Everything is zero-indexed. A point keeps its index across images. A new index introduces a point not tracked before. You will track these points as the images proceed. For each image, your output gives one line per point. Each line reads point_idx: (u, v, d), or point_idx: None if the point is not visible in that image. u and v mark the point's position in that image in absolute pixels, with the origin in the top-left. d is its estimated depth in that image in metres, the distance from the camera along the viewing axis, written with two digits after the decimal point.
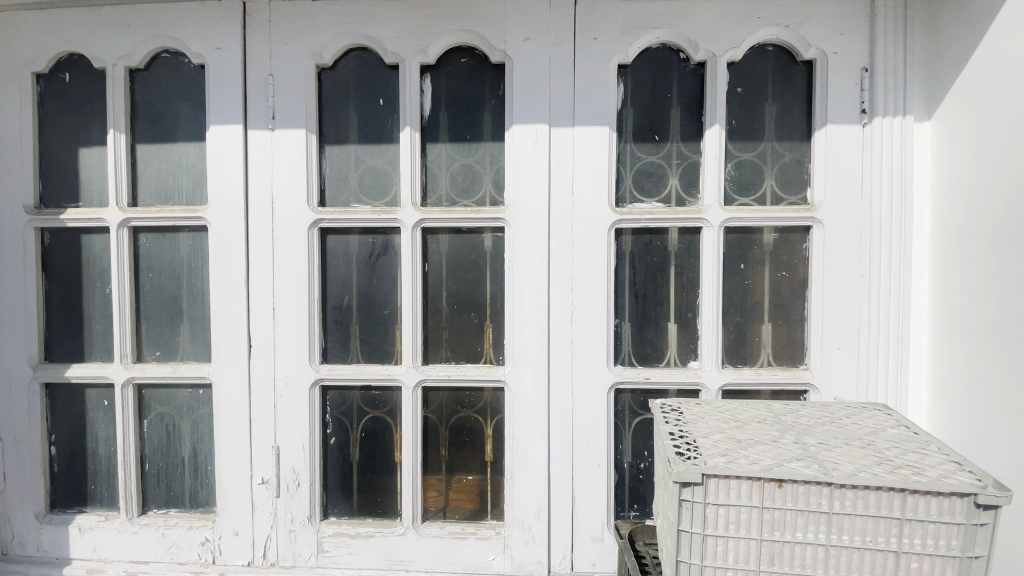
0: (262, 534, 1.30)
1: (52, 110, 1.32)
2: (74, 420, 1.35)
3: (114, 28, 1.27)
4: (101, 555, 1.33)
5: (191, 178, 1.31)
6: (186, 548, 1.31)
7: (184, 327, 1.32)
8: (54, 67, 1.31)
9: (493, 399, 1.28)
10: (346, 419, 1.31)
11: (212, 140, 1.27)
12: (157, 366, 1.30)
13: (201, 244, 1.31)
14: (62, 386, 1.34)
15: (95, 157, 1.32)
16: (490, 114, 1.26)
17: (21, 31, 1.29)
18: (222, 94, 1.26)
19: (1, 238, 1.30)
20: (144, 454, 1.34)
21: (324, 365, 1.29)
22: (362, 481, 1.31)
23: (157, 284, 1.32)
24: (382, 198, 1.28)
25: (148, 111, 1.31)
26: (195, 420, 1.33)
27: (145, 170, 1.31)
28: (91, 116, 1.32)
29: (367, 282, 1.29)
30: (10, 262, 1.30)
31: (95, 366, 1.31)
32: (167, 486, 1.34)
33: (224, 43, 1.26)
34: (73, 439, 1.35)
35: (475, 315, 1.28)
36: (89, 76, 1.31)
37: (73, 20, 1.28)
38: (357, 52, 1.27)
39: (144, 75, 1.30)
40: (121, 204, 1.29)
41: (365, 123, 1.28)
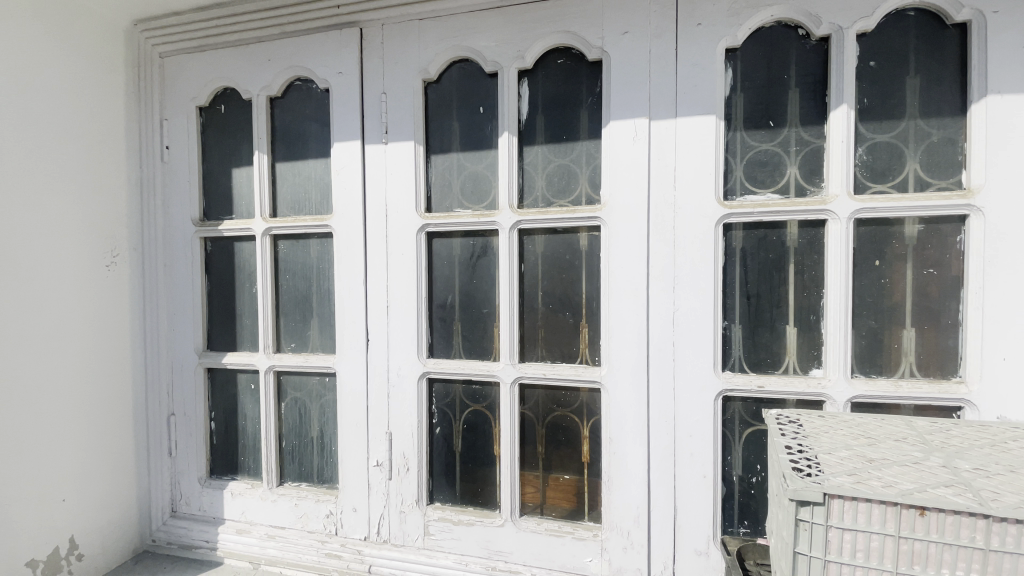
0: (377, 512, 1.42)
1: (212, 138, 1.57)
2: (229, 400, 1.58)
3: (258, 63, 1.47)
4: (247, 518, 1.54)
5: (319, 190, 1.47)
6: (315, 518, 1.48)
7: (314, 322, 1.49)
8: (212, 100, 1.55)
9: (590, 400, 1.27)
10: (449, 411, 1.38)
11: (335, 156, 1.41)
12: (293, 356, 1.48)
13: (327, 249, 1.46)
14: (219, 370, 1.58)
15: (244, 176, 1.54)
16: (586, 113, 1.26)
17: (189, 72, 1.55)
18: (343, 113, 1.40)
19: (177, 246, 1.57)
20: (282, 432, 1.53)
21: (431, 359, 1.37)
22: (464, 471, 1.38)
23: (292, 284, 1.50)
24: (481, 202, 1.33)
25: (284, 133, 1.49)
26: (322, 404, 1.49)
27: (282, 185, 1.50)
28: (241, 141, 1.54)
29: (469, 282, 1.35)
30: (182, 266, 1.57)
31: (245, 354, 1.53)
32: (300, 462, 1.52)
33: (344, 68, 1.40)
34: (228, 416, 1.59)
35: (570, 315, 1.28)
36: (240, 106, 1.53)
37: (227, 59, 1.50)
38: (459, 63, 1.34)
39: (281, 101, 1.49)
40: (264, 215, 1.48)
41: (467, 131, 1.34)
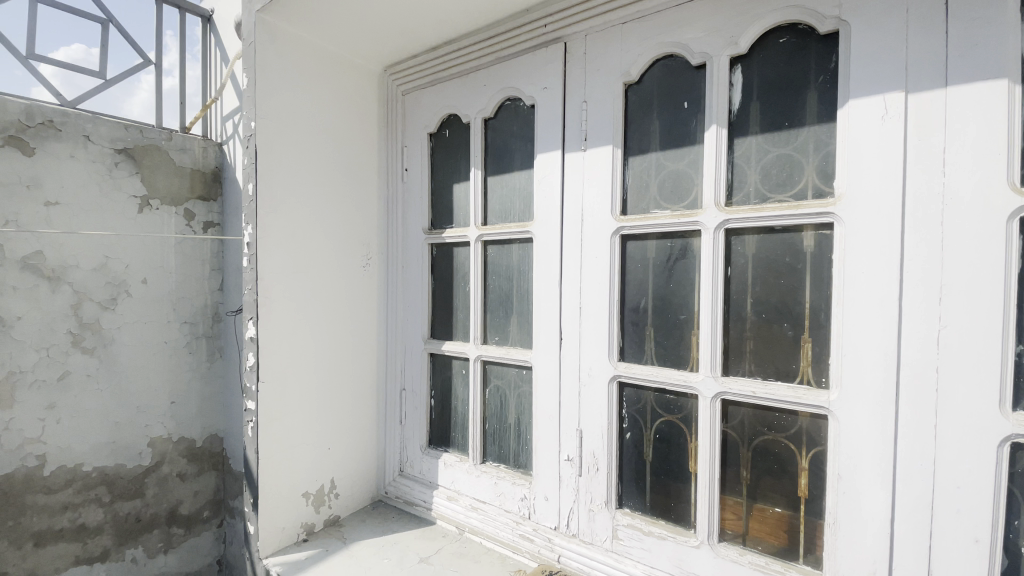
0: (567, 506, 1.47)
1: (438, 157, 1.83)
2: (445, 383, 1.82)
3: (477, 88, 1.67)
4: (456, 487, 1.75)
5: (522, 199, 1.59)
6: (511, 499, 1.60)
7: (514, 319, 1.62)
8: (439, 127, 1.82)
9: (811, 427, 1.11)
10: (640, 418, 1.36)
11: (539, 165, 1.51)
12: (496, 348, 1.64)
13: (528, 252, 1.58)
14: (439, 356, 1.83)
15: (461, 188, 1.76)
16: (815, 94, 1.10)
17: (424, 103, 1.84)
18: (547, 125, 1.50)
19: (412, 249, 1.88)
20: (485, 416, 1.70)
21: (622, 363, 1.37)
22: (655, 481, 1.34)
23: (497, 284, 1.66)
24: (682, 202, 1.28)
25: (495, 149, 1.66)
26: (519, 395, 1.61)
27: (492, 195, 1.67)
28: (460, 159, 1.76)
29: (665, 286, 1.31)
30: (415, 266, 1.87)
31: (459, 344, 1.74)
32: (500, 445, 1.66)
33: (549, 82, 1.49)
34: (443, 397, 1.83)
35: (788, 326, 1.13)
36: (460, 128, 1.76)
37: (452, 88, 1.74)
38: (663, 61, 1.31)
39: (493, 120, 1.67)
40: (478, 223, 1.67)
41: (669, 130, 1.30)
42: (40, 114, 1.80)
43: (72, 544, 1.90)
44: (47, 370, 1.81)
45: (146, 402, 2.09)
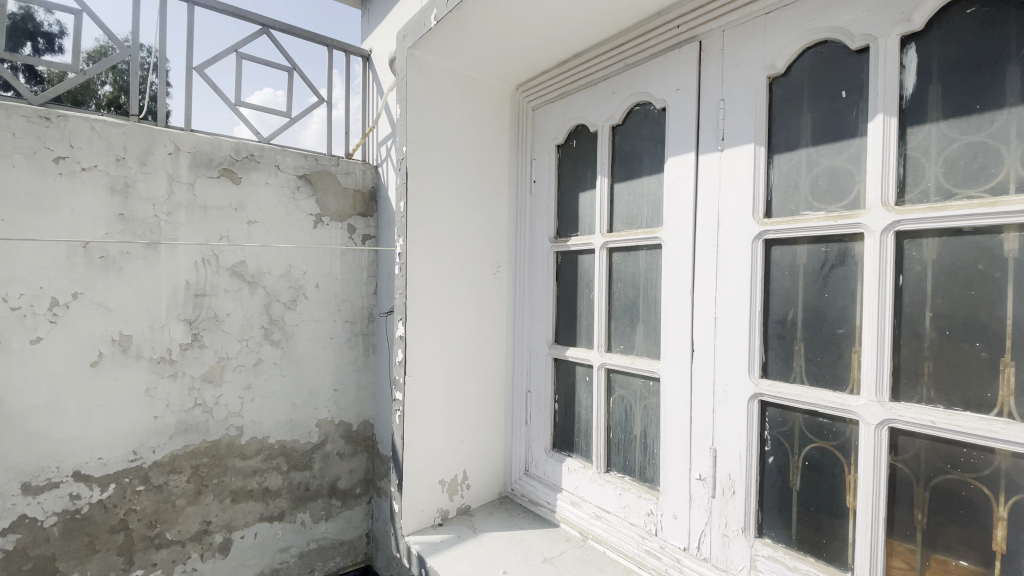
0: (698, 527, 1.39)
1: (565, 167, 1.87)
2: (569, 388, 1.84)
3: (605, 96, 1.68)
4: (579, 493, 1.76)
5: (651, 205, 1.55)
6: (636, 513, 1.56)
7: (641, 328, 1.58)
8: (566, 137, 1.86)
9: (1014, 470, 0.91)
10: (785, 441, 1.23)
11: (670, 170, 1.47)
12: (622, 357, 1.61)
13: (656, 259, 1.53)
14: (563, 362, 1.86)
15: (587, 196, 1.77)
16: (1020, 67, 0.91)
17: (552, 116, 1.89)
18: (679, 127, 1.45)
19: (538, 257, 1.94)
20: (610, 425, 1.68)
21: (765, 380, 1.26)
22: (803, 512, 1.20)
23: (623, 291, 1.63)
24: (839, 203, 1.14)
25: (623, 155, 1.65)
26: (646, 406, 1.57)
27: (619, 202, 1.66)
28: (586, 167, 1.78)
29: (816, 296, 1.18)
30: (542, 273, 1.92)
31: (583, 350, 1.75)
32: (625, 456, 1.63)
33: (681, 83, 1.44)
34: (567, 402, 1.85)
35: (982, 346, 0.95)
36: (588, 136, 1.78)
37: (580, 98, 1.77)
38: (815, 49, 1.19)
39: (622, 127, 1.66)
40: (604, 231, 1.67)
41: (822, 123, 1.18)
42: (246, 150, 2.24)
43: (259, 502, 2.31)
44: (246, 356, 2.25)
45: (314, 389, 2.45)
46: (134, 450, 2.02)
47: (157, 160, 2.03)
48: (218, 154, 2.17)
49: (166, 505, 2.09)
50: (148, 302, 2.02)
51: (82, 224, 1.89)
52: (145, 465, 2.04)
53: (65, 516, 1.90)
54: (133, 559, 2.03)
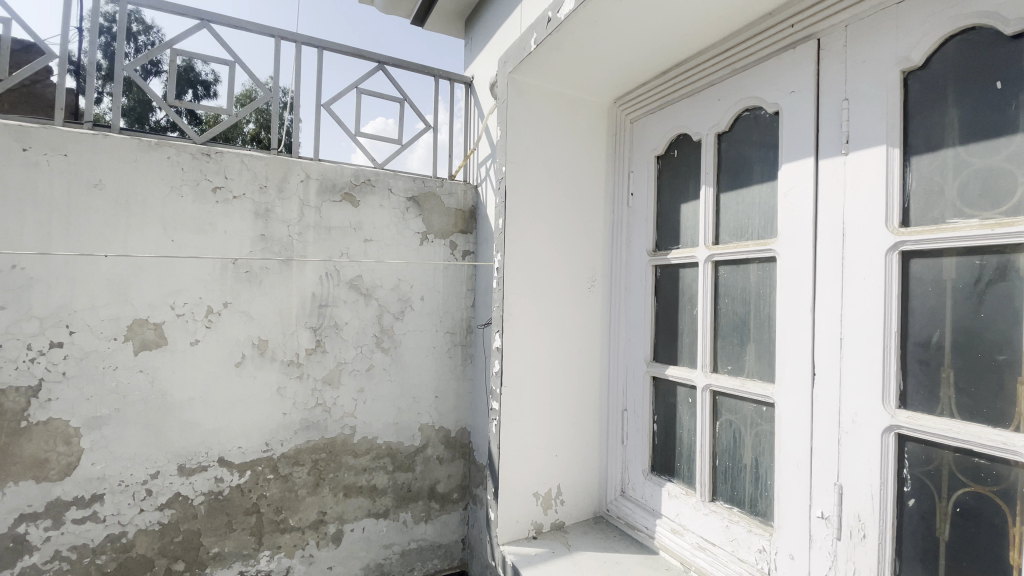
0: (820, 571, 1.25)
1: (666, 178, 1.81)
2: (669, 409, 1.76)
3: (709, 104, 1.62)
4: (681, 520, 1.66)
5: (762, 215, 1.45)
6: (746, 548, 1.44)
7: (751, 347, 1.47)
8: (667, 148, 1.81)
9: None
10: (930, 482, 1.07)
11: (784, 178, 1.37)
12: (729, 379, 1.52)
13: (769, 274, 1.43)
14: (663, 380, 1.78)
15: (690, 208, 1.70)
16: None
17: (651, 127, 1.86)
18: (795, 132, 1.35)
19: (636, 271, 1.90)
20: (716, 451, 1.58)
21: (903, 411, 1.11)
22: (955, 568, 1.03)
23: (731, 308, 1.54)
24: (997, 208, 0.98)
25: (730, 164, 1.57)
26: (757, 433, 1.45)
27: (725, 213, 1.57)
28: (689, 178, 1.71)
29: (969, 316, 1.02)
30: (640, 288, 1.88)
31: (685, 370, 1.67)
32: (733, 485, 1.52)
33: (797, 85, 1.34)
34: (667, 423, 1.77)
35: None
36: (690, 146, 1.72)
37: (682, 107, 1.72)
38: (961, 36, 1.05)
39: (728, 135, 1.58)
40: (709, 243, 1.60)
41: (973, 118, 1.03)
42: (363, 175, 2.48)
43: (367, 498, 2.49)
44: (360, 362, 2.46)
45: (418, 395, 2.60)
46: (267, 442, 2.29)
47: (292, 187, 2.32)
48: (340, 180, 2.42)
49: (290, 493, 2.34)
50: (281, 311, 2.30)
51: (234, 244, 2.21)
52: (274, 456, 2.30)
53: (212, 495, 2.20)
54: (262, 539, 2.28)
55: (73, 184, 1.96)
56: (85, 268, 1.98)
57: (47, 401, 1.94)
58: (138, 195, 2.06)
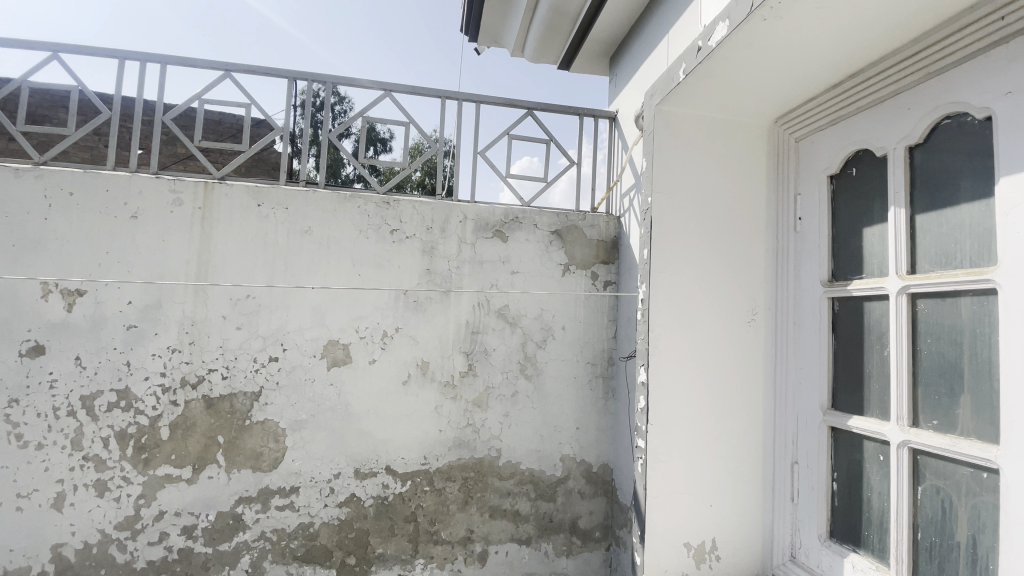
0: None
1: (843, 200, 1.62)
2: (852, 465, 1.51)
3: (896, 114, 1.42)
4: None
5: (975, 239, 1.21)
6: None
7: (965, 399, 1.21)
8: (843, 166, 1.62)
9: None
10: None
11: (1004, 194, 1.13)
12: (934, 436, 1.25)
13: (989, 309, 1.17)
14: (843, 432, 1.54)
15: (876, 233, 1.48)
16: None
17: (823, 145, 1.68)
18: (1016, 139, 1.10)
19: (807, 306, 1.71)
20: (917, 522, 1.31)
21: None
22: None
23: (936, 349, 1.28)
24: None
25: (927, 180, 1.34)
26: (976, 506, 1.17)
27: (923, 238, 1.34)
28: (874, 198, 1.50)
29: None
30: (812, 325, 1.68)
31: (874, 421, 1.43)
32: (942, 568, 1.24)
33: (1016, 83, 1.11)
34: (851, 481, 1.52)
35: None
36: (873, 163, 1.51)
37: (861, 120, 1.54)
38: None
39: (923, 147, 1.36)
40: (902, 273, 1.37)
41: None
42: (512, 214, 2.66)
43: (510, 522, 2.56)
44: (506, 388, 2.58)
45: (560, 425, 2.63)
46: (424, 457, 2.51)
47: (452, 226, 2.59)
48: (492, 218, 2.63)
49: (442, 507, 2.52)
50: (440, 337, 2.54)
51: (404, 277, 2.53)
52: (430, 470, 2.51)
53: (379, 499, 2.47)
54: (418, 547, 2.49)
55: (291, 231, 2.46)
56: (296, 297, 2.45)
57: (265, 404, 2.41)
58: (334, 238, 2.49)
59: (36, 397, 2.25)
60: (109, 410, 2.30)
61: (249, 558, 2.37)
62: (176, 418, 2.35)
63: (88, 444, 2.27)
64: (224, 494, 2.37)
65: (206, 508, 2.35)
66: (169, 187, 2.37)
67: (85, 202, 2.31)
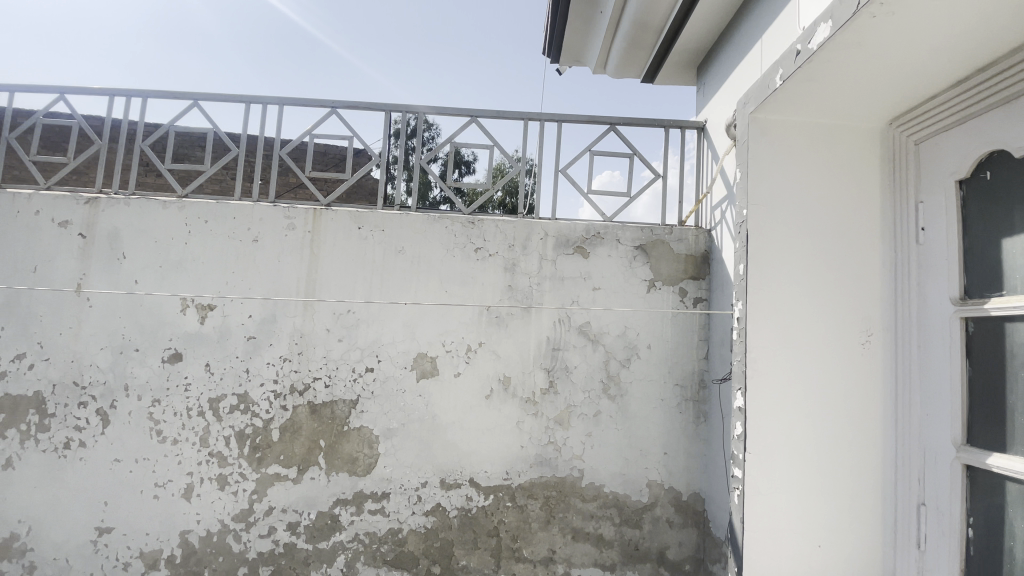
0: None
1: (975, 208, 1.42)
2: (992, 511, 1.30)
3: None
4: None
5: None
6: None
7: None
8: (973, 170, 1.42)
9: None
10: None
11: None
12: None
13: None
14: (982, 472, 1.34)
15: (1018, 244, 1.29)
16: None
17: (948, 148, 1.50)
18: None
19: (933, 327, 1.51)
20: None
21: None
22: None
23: None
24: None
25: None
26: None
27: None
28: (1014, 204, 1.30)
29: None
30: (940, 348, 1.48)
31: (1018, 460, 1.23)
32: None
33: None
34: (988, 528, 1.31)
35: None
36: (1008, 165, 1.32)
37: (994, 118, 1.35)
38: None
39: None
40: None
41: None
42: (595, 229, 2.64)
43: (593, 546, 2.50)
44: (588, 407, 2.55)
45: (647, 448, 2.54)
46: (506, 472, 2.53)
47: (533, 244, 2.63)
48: (574, 235, 2.64)
49: (524, 524, 2.52)
50: (522, 353, 2.57)
51: (488, 293, 2.61)
52: (512, 485, 2.53)
53: (463, 511, 2.53)
54: (500, 563, 2.50)
55: (385, 251, 2.64)
56: (389, 312, 2.61)
57: (361, 412, 2.58)
58: (423, 257, 2.64)
59: (174, 398, 2.58)
60: (231, 412, 2.58)
61: (344, 558, 2.53)
62: (284, 421, 2.58)
63: (213, 442, 2.57)
64: (323, 495, 2.55)
65: (308, 507, 2.54)
66: (284, 214, 2.66)
67: (216, 229, 2.65)
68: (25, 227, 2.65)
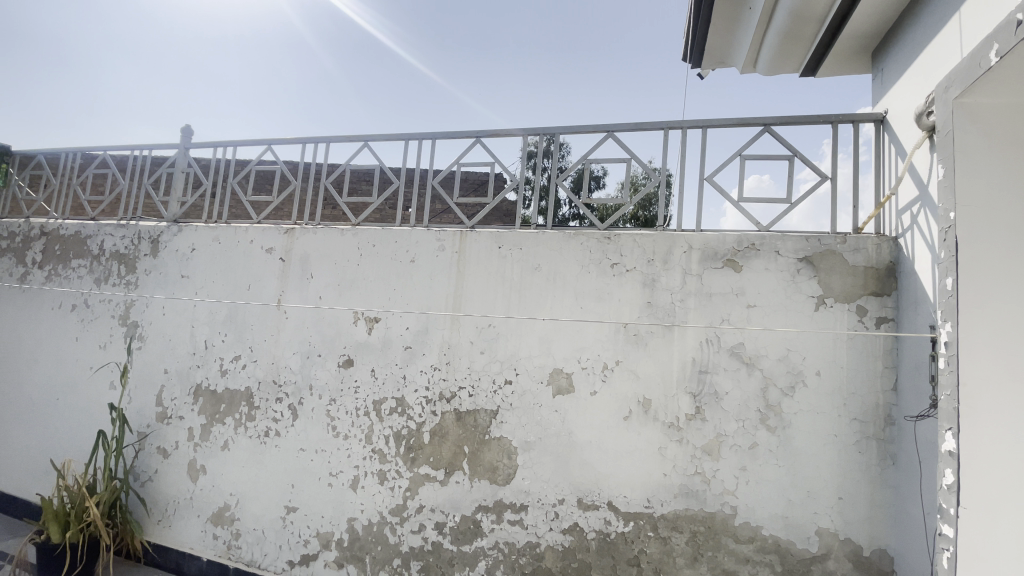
0: None
1: None
2: None
3: None
4: None
5: None
6: None
7: None
8: None
9: None
10: None
11: None
12: None
13: None
14: None
15: None
16: None
17: None
18: None
19: None
20: None
21: None
22: None
23: None
24: None
25: None
26: None
27: None
28: None
29: None
30: None
31: None
32: None
33: None
34: None
35: None
36: None
37: None
38: None
39: None
40: None
41: None
42: (748, 240, 2.43)
43: None
44: (742, 437, 2.32)
45: (817, 490, 2.21)
46: (648, 499, 2.41)
47: (675, 258, 2.50)
48: (722, 248, 2.45)
49: (668, 558, 2.36)
50: (665, 373, 2.45)
51: (628, 310, 2.54)
52: (654, 514, 2.39)
53: (601, 534, 2.46)
54: None
55: (525, 268, 2.74)
56: (528, 327, 2.69)
57: (501, 423, 2.68)
58: (561, 274, 2.67)
59: (346, 399, 2.97)
60: (390, 414, 2.87)
61: (485, 564, 2.62)
62: (434, 426, 2.79)
63: (375, 440, 2.88)
64: (466, 500, 2.69)
65: (453, 510, 2.70)
66: (436, 236, 2.92)
67: (381, 251, 3.01)
68: (244, 253, 3.31)
